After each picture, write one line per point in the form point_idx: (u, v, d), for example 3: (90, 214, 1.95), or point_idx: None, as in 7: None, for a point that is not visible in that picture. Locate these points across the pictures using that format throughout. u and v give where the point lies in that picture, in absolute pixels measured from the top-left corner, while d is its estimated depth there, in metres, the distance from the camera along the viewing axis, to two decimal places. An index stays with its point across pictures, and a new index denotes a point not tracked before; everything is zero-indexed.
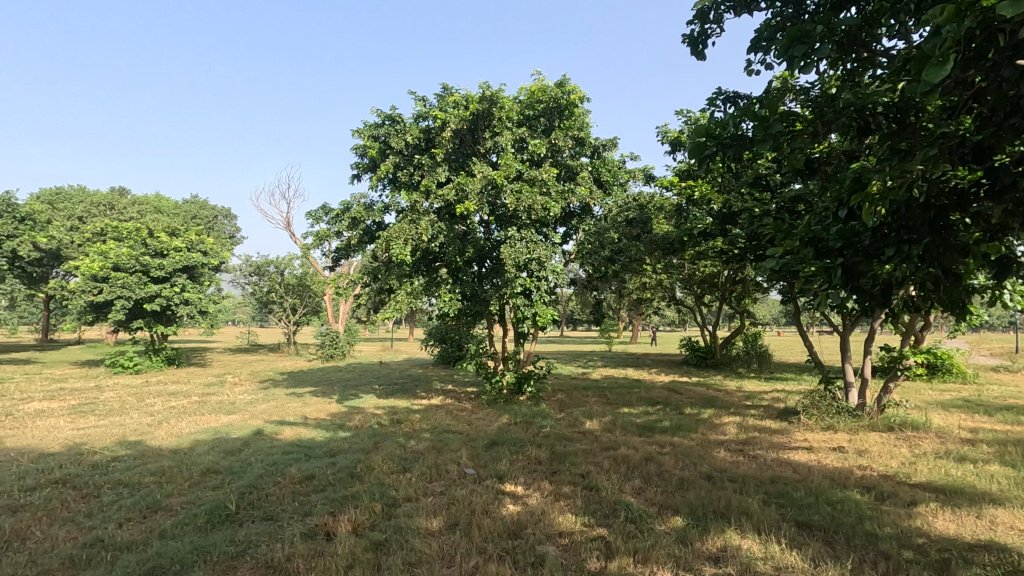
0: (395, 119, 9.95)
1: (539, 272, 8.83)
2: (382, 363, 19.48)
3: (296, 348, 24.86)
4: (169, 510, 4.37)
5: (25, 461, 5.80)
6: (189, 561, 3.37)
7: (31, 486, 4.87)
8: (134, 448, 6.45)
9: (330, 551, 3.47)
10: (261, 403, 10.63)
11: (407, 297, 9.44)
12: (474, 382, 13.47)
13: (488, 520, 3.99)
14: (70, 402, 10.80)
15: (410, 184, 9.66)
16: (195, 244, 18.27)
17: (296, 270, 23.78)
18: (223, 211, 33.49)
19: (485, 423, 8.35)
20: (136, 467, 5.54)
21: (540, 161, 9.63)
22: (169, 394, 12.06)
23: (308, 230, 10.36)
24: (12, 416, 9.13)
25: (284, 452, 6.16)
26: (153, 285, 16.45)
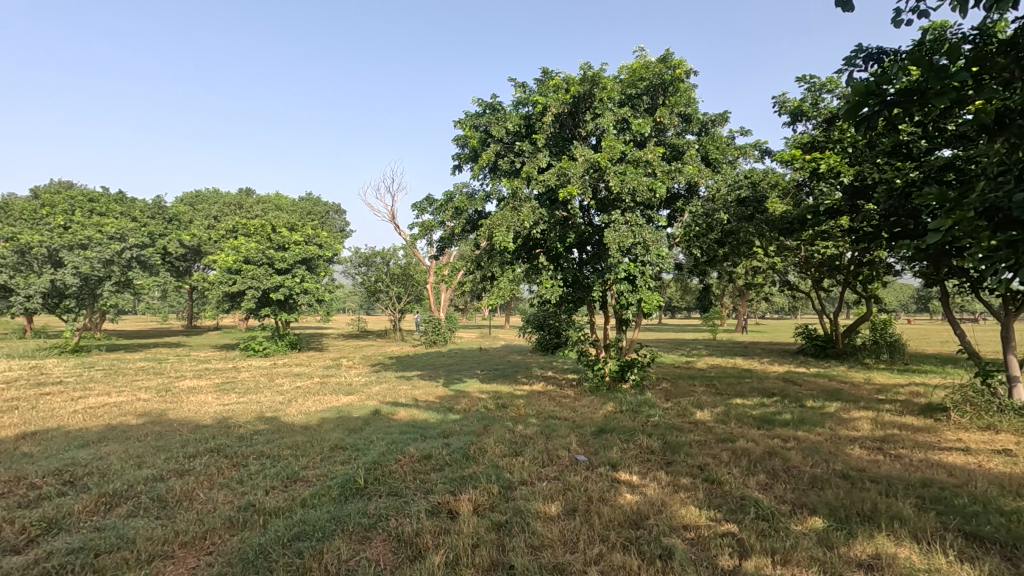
0: (496, 108, 10.05)
1: (644, 257, 8.49)
2: (482, 349, 19.91)
3: (401, 334, 26.12)
4: (306, 481, 4.74)
5: (186, 431, 6.58)
6: (329, 529, 3.62)
7: (192, 454, 5.50)
8: (271, 423, 7.08)
9: (455, 528, 3.58)
10: (374, 385, 11.31)
11: (510, 284, 9.45)
12: (574, 369, 13.36)
13: (607, 508, 3.91)
14: (214, 381, 12.16)
15: (511, 171, 9.73)
16: (312, 239, 19.81)
17: (400, 260, 25.06)
18: (334, 207, 35.90)
19: (589, 411, 8.27)
20: (275, 440, 6.08)
21: (644, 142, 9.26)
22: (294, 376, 13.15)
23: (415, 221, 10.78)
24: (170, 392, 10.43)
25: (401, 431, 6.49)
26: (278, 276, 18.02)
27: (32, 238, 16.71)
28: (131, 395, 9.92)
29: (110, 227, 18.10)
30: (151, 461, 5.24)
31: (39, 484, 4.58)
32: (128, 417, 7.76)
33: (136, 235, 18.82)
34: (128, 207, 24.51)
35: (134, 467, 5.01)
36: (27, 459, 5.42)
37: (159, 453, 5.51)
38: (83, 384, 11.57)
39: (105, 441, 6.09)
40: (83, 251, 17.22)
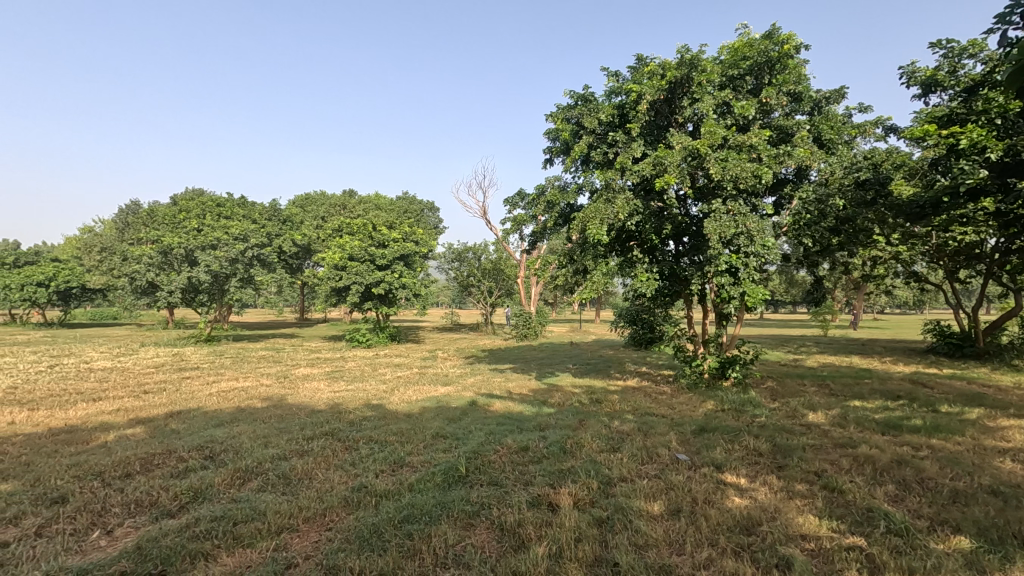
0: (589, 99, 9.90)
1: (749, 247, 7.97)
2: (574, 344, 19.79)
3: (493, 328, 26.62)
4: (411, 466, 4.97)
5: (303, 415, 7.16)
6: (436, 514, 3.76)
7: (310, 436, 5.97)
8: (377, 410, 7.52)
9: (557, 521, 3.58)
10: (469, 377, 11.65)
11: (603, 277, 9.26)
12: (670, 365, 12.91)
13: (715, 511, 3.74)
14: (325, 370, 13.12)
15: (604, 162, 9.55)
16: (409, 236, 20.72)
17: (491, 255, 25.56)
18: (428, 205, 37.31)
19: (688, 408, 7.95)
20: (381, 426, 6.44)
21: (747, 125, 8.70)
22: (395, 366, 13.85)
23: (507, 216, 10.92)
24: (288, 379, 11.42)
25: (498, 422, 6.62)
26: (378, 272, 19.05)
27: (173, 240, 18.90)
28: (256, 381, 10.94)
29: (235, 228, 20.06)
30: (276, 441, 5.75)
31: (186, 457, 5.18)
32: (254, 400, 8.59)
33: (257, 236, 20.71)
34: (249, 211, 27.00)
35: (261, 446, 5.52)
36: (175, 434, 6.15)
37: (281, 434, 6.03)
38: (217, 370, 12.94)
39: (237, 422, 6.77)
40: (214, 251, 19.21)
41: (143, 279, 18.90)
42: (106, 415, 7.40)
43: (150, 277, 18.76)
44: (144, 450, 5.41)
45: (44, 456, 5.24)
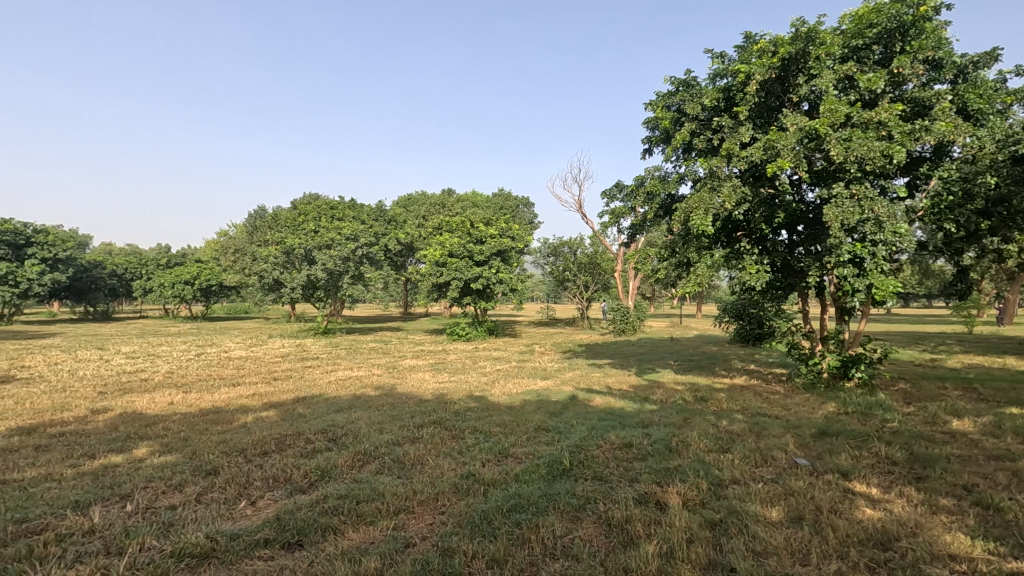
0: (691, 84, 9.47)
1: (876, 235, 7.20)
2: (674, 339, 19.08)
3: (589, 323, 26.36)
4: (516, 457, 5.07)
5: (412, 404, 7.56)
6: (542, 505, 3.81)
7: (420, 424, 6.29)
8: (480, 401, 7.75)
9: (667, 520, 3.49)
10: (568, 371, 11.65)
11: (708, 269, 8.82)
12: (782, 364, 12.04)
13: (843, 522, 3.45)
14: (429, 362, 13.75)
15: (708, 149, 9.12)
16: (506, 231, 21.06)
17: (587, 249, 25.34)
18: (523, 201, 37.60)
19: (806, 410, 7.37)
20: (485, 417, 6.64)
21: (875, 100, 7.87)
22: (494, 359, 14.19)
23: (605, 210, 10.77)
24: (396, 369, 12.12)
25: (599, 417, 6.57)
26: (477, 267, 19.58)
27: (294, 241, 20.68)
28: (368, 371, 11.72)
29: (346, 229, 21.55)
30: (389, 427, 6.14)
31: (312, 439, 5.67)
32: (368, 388, 9.22)
33: (365, 236, 22.11)
34: (358, 212, 28.88)
35: (377, 432, 5.92)
36: (302, 418, 6.76)
37: (393, 422, 6.41)
38: (333, 360, 14.02)
39: (354, 408, 7.31)
40: (329, 250, 20.77)
41: (270, 277, 20.89)
42: (244, 398, 8.30)
43: (276, 275, 20.67)
44: (278, 431, 6.00)
45: (198, 433, 5.99)
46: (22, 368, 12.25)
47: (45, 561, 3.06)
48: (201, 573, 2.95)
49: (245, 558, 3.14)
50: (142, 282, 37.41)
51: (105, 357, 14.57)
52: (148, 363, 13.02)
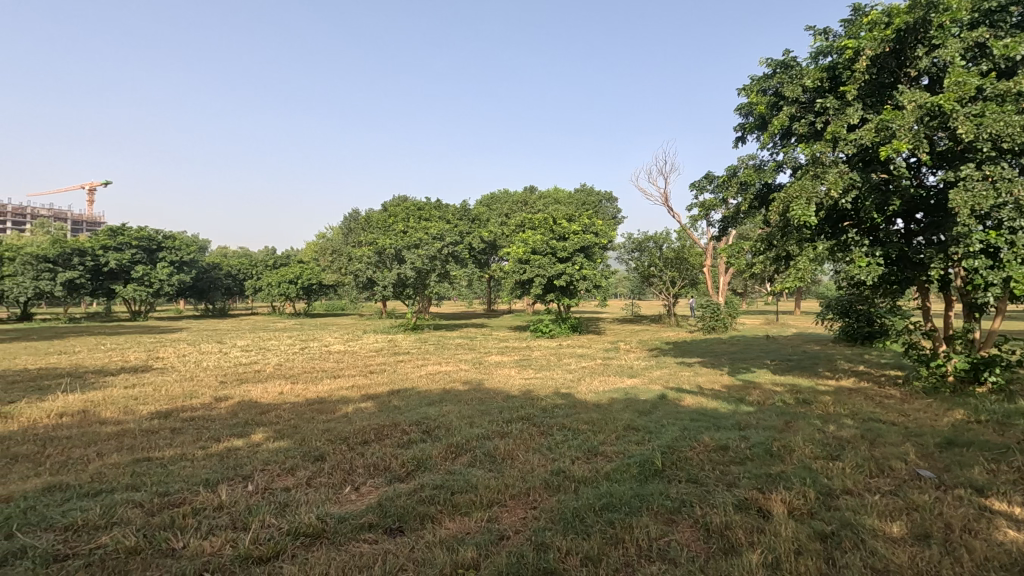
0: (790, 65, 8.85)
1: (1016, 220, 6.35)
2: (771, 337, 17.98)
3: (677, 319, 25.45)
4: (605, 456, 5.01)
5: (500, 400, 7.69)
6: (635, 506, 3.74)
7: (509, 420, 6.39)
8: (567, 399, 7.73)
9: (772, 529, 3.30)
10: (656, 370, 11.34)
11: (811, 263, 8.20)
12: (898, 365, 10.97)
13: (981, 544, 3.09)
14: (514, 358, 13.92)
15: (810, 133, 8.48)
16: (589, 227, 20.82)
17: (674, 244, 24.42)
18: (606, 195, 36.96)
19: (928, 417, 6.66)
20: (573, 414, 6.62)
21: (1013, 68, 6.94)
22: (579, 357, 14.10)
23: (694, 202, 10.34)
24: (483, 365, 12.38)
25: (692, 418, 6.34)
26: (560, 264, 19.53)
27: (385, 241, 21.71)
28: (456, 366, 12.06)
29: (433, 229, 22.30)
30: (479, 421, 6.29)
31: (408, 430, 5.94)
32: (456, 383, 9.49)
33: (451, 235, 22.78)
34: (443, 212, 29.76)
35: (468, 426, 6.08)
36: (397, 410, 7.09)
37: (483, 416, 6.56)
38: (423, 355, 14.58)
39: (445, 402, 7.56)
40: (417, 250, 21.59)
41: (364, 276, 22.09)
42: (344, 390, 8.85)
43: (369, 274, 21.78)
44: (376, 422, 6.33)
45: (306, 422, 6.46)
46: (157, 358, 13.83)
47: (184, 531, 3.44)
48: (314, 552, 3.18)
49: (351, 540, 3.35)
50: (253, 282, 40.93)
51: (224, 350, 16.12)
52: (260, 356, 14.24)
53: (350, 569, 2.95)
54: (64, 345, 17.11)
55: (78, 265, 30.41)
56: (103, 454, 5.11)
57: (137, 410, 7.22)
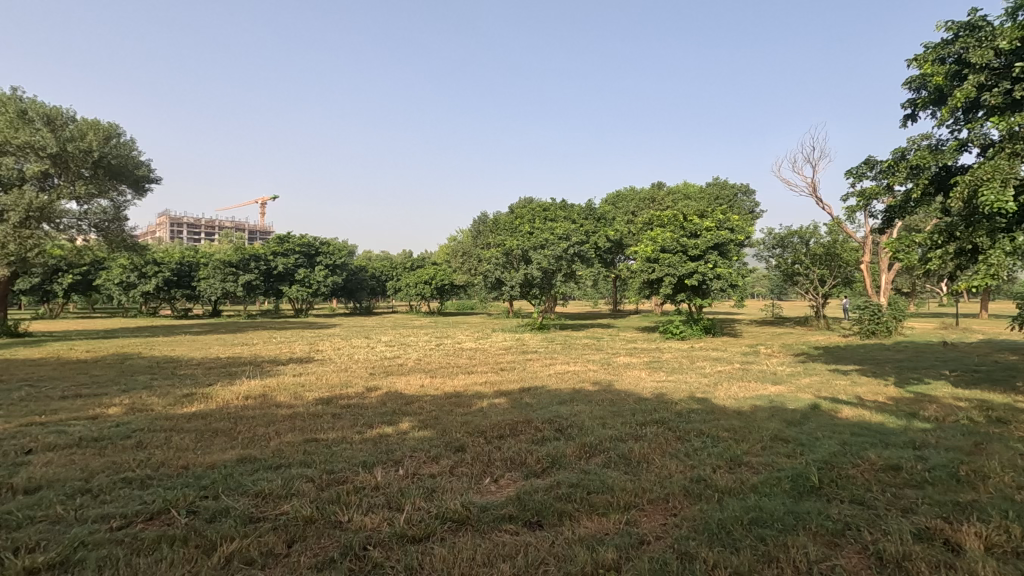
0: (977, 26, 7.58)
1: None
2: (949, 344, 15.48)
3: (827, 322, 22.96)
4: (751, 467, 4.68)
5: (632, 402, 7.52)
6: (789, 524, 3.45)
7: (642, 422, 6.23)
8: (704, 404, 7.35)
9: (964, 567, 2.85)
10: (804, 377, 10.32)
11: (1008, 258, 6.91)
12: None
13: None
14: (643, 359, 13.53)
15: (1006, 104, 7.17)
16: (723, 223, 19.59)
17: (823, 239, 22.00)
18: (742, 187, 34.39)
19: None
20: (712, 421, 6.27)
21: None
22: (713, 360, 13.31)
23: (851, 191, 9.25)
24: (612, 366, 12.21)
25: (852, 432, 5.68)
26: (691, 263, 18.58)
27: (513, 243, 22.29)
28: (585, 366, 12.01)
29: (559, 229, 22.48)
30: (612, 423, 6.22)
31: (540, 427, 6.05)
32: (585, 383, 9.46)
33: (577, 235, 22.77)
34: (569, 212, 29.85)
35: (600, 426, 6.04)
36: (529, 407, 7.26)
37: (615, 417, 6.47)
38: (551, 354, 14.73)
39: (575, 401, 7.57)
40: (543, 250, 21.89)
41: (493, 276, 22.88)
42: (478, 385, 9.25)
43: (498, 274, 22.50)
44: (509, 418, 6.54)
45: (446, 414, 6.86)
46: (318, 350, 15.60)
47: (349, 506, 3.83)
48: (460, 537, 3.36)
49: (493, 529, 3.49)
50: (393, 283, 44.43)
51: (371, 344, 17.68)
52: (402, 351, 15.42)
53: (494, 557, 3.08)
54: (246, 338, 19.91)
55: (254, 268, 35.26)
56: (279, 433, 5.87)
57: (303, 396, 8.18)
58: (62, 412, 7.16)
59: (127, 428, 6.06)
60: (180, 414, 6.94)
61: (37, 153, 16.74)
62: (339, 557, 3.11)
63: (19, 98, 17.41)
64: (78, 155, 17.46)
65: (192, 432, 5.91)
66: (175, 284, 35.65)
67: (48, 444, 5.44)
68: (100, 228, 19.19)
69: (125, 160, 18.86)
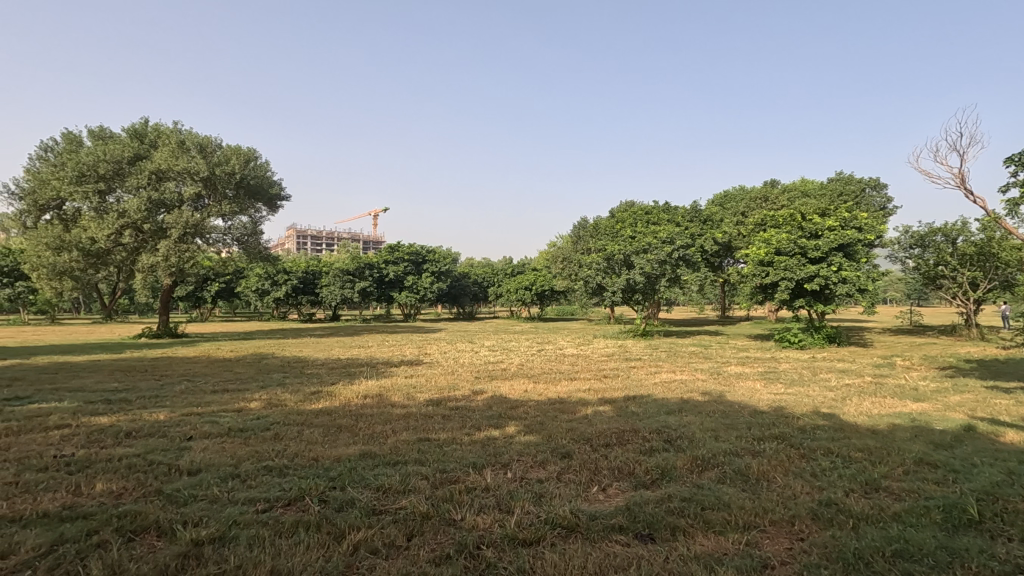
0: None
1: None
2: None
3: (980, 332, 20.06)
4: (891, 492, 4.21)
5: (747, 414, 7.07)
6: (943, 560, 3.05)
7: (760, 437, 5.84)
8: (831, 420, 6.73)
9: None
10: (953, 394, 9.09)
11: None
12: None
13: None
14: (758, 370, 12.67)
15: None
16: (849, 222, 17.88)
17: (975, 237, 19.29)
18: (871, 181, 31.07)
19: None
20: (842, 439, 5.71)
21: None
22: (839, 372, 12.13)
23: (1012, 182, 8.04)
24: (722, 376, 11.57)
25: (1020, 460, 4.90)
26: (812, 266, 17.11)
27: (615, 247, 21.86)
28: (693, 376, 11.49)
29: (662, 233, 21.75)
30: (726, 436, 5.90)
31: (648, 437, 5.88)
32: (694, 393, 9.05)
33: (681, 238, 21.89)
34: (673, 215, 28.81)
35: (713, 439, 5.75)
36: (635, 416, 7.08)
37: (729, 430, 6.13)
38: (656, 362, 14.26)
39: (684, 412, 7.27)
40: (646, 254, 21.31)
41: (594, 282, 22.56)
42: (582, 392, 9.19)
43: (599, 280, 22.18)
44: (615, 426, 6.43)
45: (551, 420, 6.90)
46: (427, 354, 16.37)
47: (462, 505, 3.98)
48: (570, 544, 3.36)
49: (604, 538, 3.45)
50: (495, 289, 45.49)
51: (475, 349, 18.26)
52: (506, 356, 15.72)
53: (606, 566, 3.05)
54: (362, 341, 21.39)
55: (368, 276, 37.84)
56: (395, 431, 6.24)
57: (415, 397, 8.63)
58: (215, 404, 8.15)
59: (267, 421, 6.76)
60: (310, 410, 7.61)
61: (192, 177, 19.23)
62: (454, 554, 3.24)
63: (179, 130, 20.11)
64: (224, 178, 19.83)
65: (320, 427, 6.47)
66: (302, 291, 39.20)
67: (204, 432, 6.22)
68: (241, 242, 21.61)
69: (261, 180, 21.20)
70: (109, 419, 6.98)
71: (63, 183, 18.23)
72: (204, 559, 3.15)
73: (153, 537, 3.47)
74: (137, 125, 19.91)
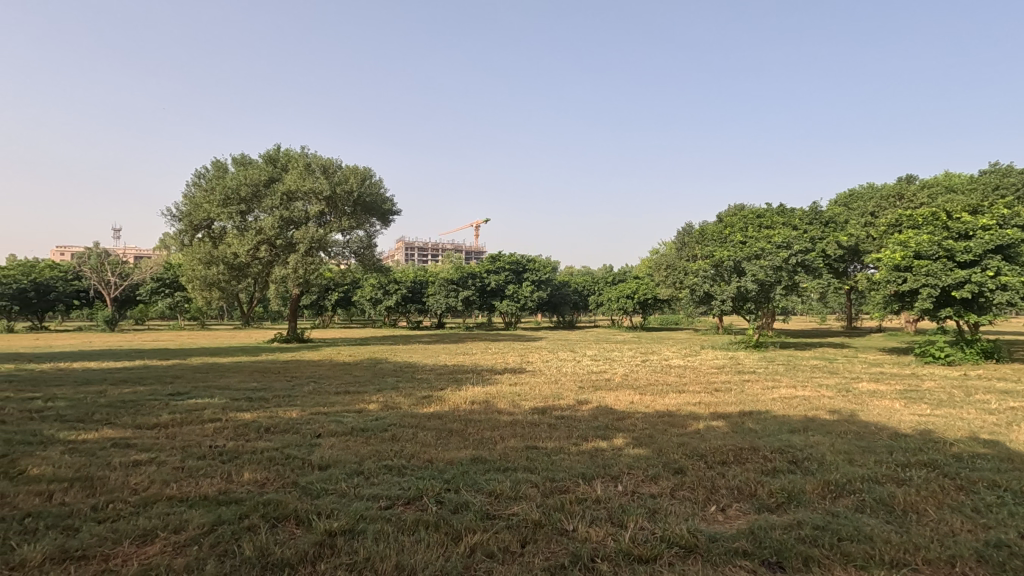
0: None
1: None
2: None
3: None
4: None
5: (887, 437, 6.34)
6: None
7: (904, 464, 5.20)
8: (994, 448, 5.83)
9: None
10: None
11: None
12: None
13: None
14: (896, 387, 11.33)
15: None
16: (1008, 219, 15.53)
17: None
18: None
19: None
20: (1009, 471, 4.94)
21: None
22: (1000, 392, 10.50)
23: None
24: (853, 393, 10.48)
25: None
26: (961, 271, 15.05)
27: (724, 253, 20.67)
28: (817, 392, 10.53)
29: (777, 237, 20.27)
30: (862, 460, 5.32)
31: (770, 457, 5.47)
32: (820, 411, 8.29)
33: (800, 242, 20.25)
34: (789, 217, 26.76)
35: (846, 463, 5.22)
36: (754, 434, 6.62)
37: (866, 454, 5.53)
38: (773, 376, 13.26)
39: (810, 431, 6.67)
40: (759, 260, 19.95)
41: (701, 290, 21.51)
42: (692, 405, 8.76)
43: (706, 288, 21.12)
44: (732, 443, 6.05)
45: (660, 433, 6.65)
46: (529, 362, 16.52)
47: (573, 516, 3.95)
48: (690, 565, 3.21)
49: (726, 563, 3.25)
50: (595, 297, 44.99)
51: (577, 358, 18.15)
52: (608, 366, 15.46)
53: None
54: (466, 348, 22.09)
55: (471, 285, 39.06)
56: (503, 438, 6.35)
57: (520, 405, 8.73)
58: (337, 405, 8.82)
59: (384, 423, 7.19)
60: (422, 414, 7.97)
61: (317, 197, 21.10)
62: (569, 564, 3.22)
63: (306, 154, 22.16)
64: (344, 196, 21.54)
65: (432, 430, 6.76)
66: (410, 300, 41.37)
67: (330, 430, 6.74)
68: (358, 254, 23.32)
69: (376, 197, 22.76)
70: (251, 415, 7.80)
71: (213, 206, 20.77)
72: (337, 550, 3.40)
73: (292, 524, 3.82)
74: (272, 151, 22.22)
